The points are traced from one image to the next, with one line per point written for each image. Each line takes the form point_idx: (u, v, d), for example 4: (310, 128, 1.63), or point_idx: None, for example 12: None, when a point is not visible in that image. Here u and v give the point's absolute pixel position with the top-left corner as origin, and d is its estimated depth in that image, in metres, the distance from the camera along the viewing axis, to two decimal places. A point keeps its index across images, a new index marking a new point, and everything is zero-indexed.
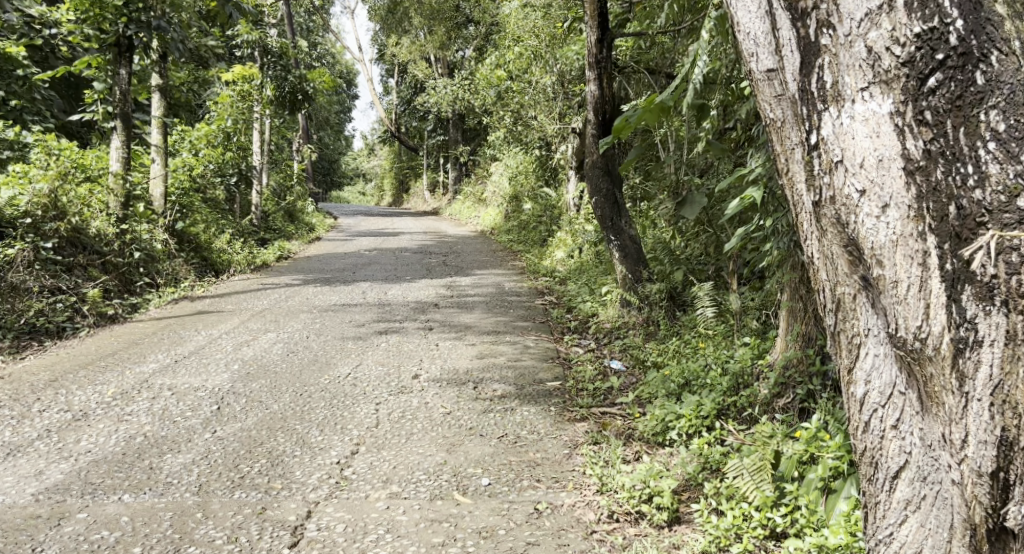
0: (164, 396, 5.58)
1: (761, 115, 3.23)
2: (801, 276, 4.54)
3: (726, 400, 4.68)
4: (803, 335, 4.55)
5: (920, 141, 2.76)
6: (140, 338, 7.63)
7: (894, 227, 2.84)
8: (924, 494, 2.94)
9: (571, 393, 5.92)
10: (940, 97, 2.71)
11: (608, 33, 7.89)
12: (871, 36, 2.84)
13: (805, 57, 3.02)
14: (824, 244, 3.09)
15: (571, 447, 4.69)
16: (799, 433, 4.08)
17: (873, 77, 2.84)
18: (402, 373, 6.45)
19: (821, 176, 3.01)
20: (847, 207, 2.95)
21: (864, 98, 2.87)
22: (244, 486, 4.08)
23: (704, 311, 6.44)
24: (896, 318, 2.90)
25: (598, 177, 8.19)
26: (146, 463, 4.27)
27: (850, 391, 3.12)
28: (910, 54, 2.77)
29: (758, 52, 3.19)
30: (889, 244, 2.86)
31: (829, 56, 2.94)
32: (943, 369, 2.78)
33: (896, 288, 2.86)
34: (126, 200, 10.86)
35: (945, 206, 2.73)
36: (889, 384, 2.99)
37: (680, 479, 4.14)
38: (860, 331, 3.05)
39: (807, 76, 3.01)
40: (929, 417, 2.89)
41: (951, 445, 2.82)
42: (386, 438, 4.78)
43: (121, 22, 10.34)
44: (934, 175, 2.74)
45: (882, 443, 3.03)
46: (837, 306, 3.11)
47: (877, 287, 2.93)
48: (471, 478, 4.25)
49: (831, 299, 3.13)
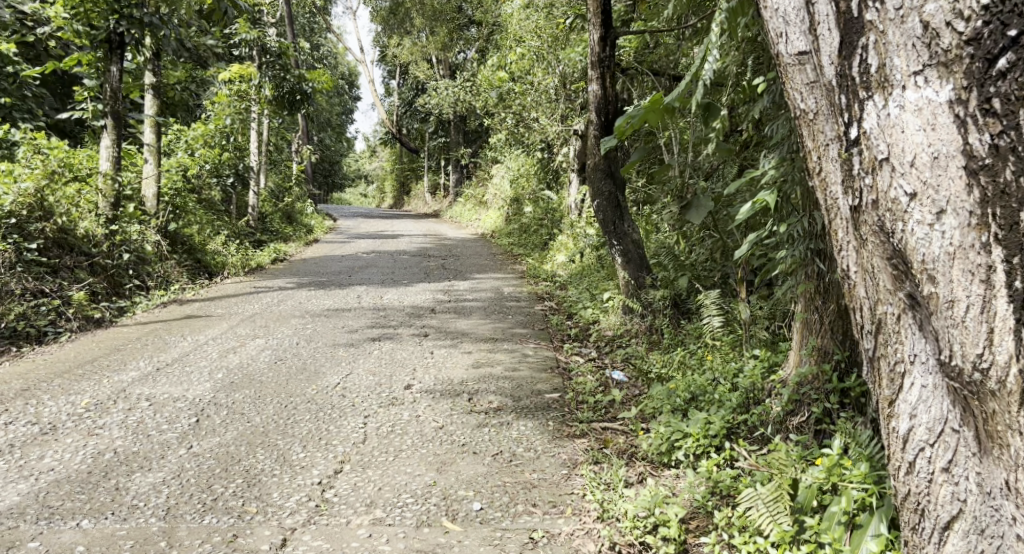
0: (141, 407, 5.29)
1: (791, 105, 3.23)
2: (818, 285, 4.26)
3: (736, 418, 4.38)
4: (819, 350, 4.25)
5: (987, 135, 2.65)
6: (123, 343, 7.35)
7: (951, 236, 2.74)
8: (982, 549, 2.86)
9: (570, 406, 5.63)
10: (1011, 82, 2.60)
11: (611, 31, 7.60)
12: (927, 9, 2.73)
13: (846, 36, 2.92)
14: (865, 257, 3.04)
15: (569, 467, 4.40)
16: (819, 459, 3.79)
17: (930, 58, 2.74)
18: (393, 382, 6.16)
19: (862, 176, 2.94)
20: (893, 213, 2.87)
21: (918, 84, 2.76)
22: (216, 510, 3.80)
23: (711, 321, 6.17)
24: (948, 342, 2.81)
25: (600, 179, 7.86)
26: (112, 483, 3.99)
27: (893, 426, 3.06)
28: (976, 30, 2.65)
29: (788, 31, 3.17)
30: (944, 257, 2.76)
31: (875, 35, 2.83)
32: (1010, 407, 2.70)
33: (952, 309, 2.77)
34: (116, 201, 10.58)
35: (1015, 211, 2.63)
36: (940, 420, 2.92)
37: (687, 506, 3.86)
38: (905, 357, 2.98)
39: (848, 58, 2.92)
40: (988, 460, 2.81)
41: (1016, 494, 2.74)
42: (373, 456, 4.49)
43: (112, 18, 10.03)
44: (1003, 175, 2.64)
45: (931, 487, 2.96)
46: (877, 328, 3.05)
47: (928, 306, 2.85)
48: (462, 503, 3.96)
49: (870, 319, 3.07)
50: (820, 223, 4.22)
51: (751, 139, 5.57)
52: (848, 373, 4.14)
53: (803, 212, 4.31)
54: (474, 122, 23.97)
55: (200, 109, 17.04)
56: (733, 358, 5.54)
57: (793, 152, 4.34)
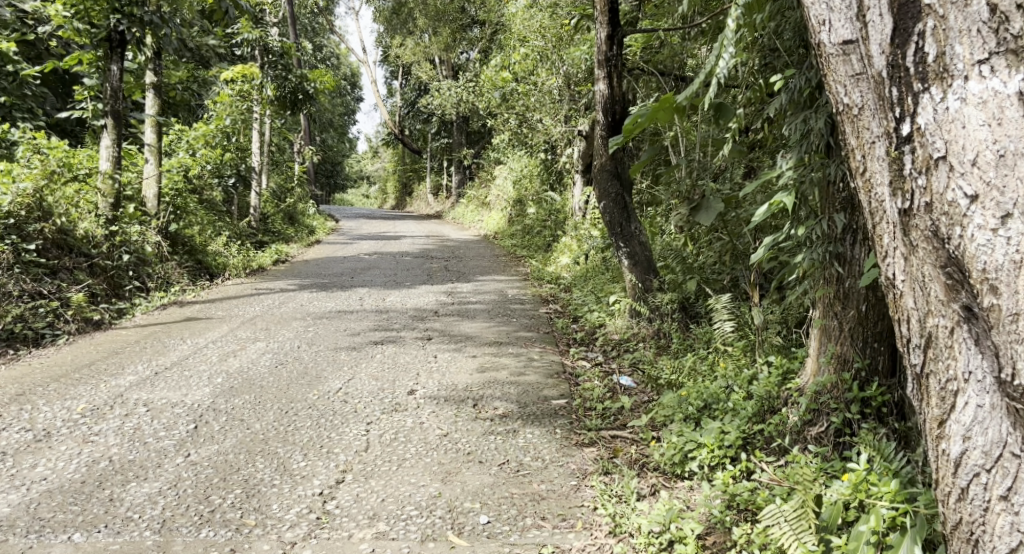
0: (138, 413, 5.15)
1: (832, 99, 3.09)
2: (837, 291, 4.13)
3: (753, 428, 4.25)
4: (838, 358, 4.13)
5: None
6: (121, 346, 7.19)
7: (1017, 242, 2.67)
8: None
9: (578, 413, 5.50)
10: None
11: (619, 29, 7.48)
12: None
13: (900, 22, 2.83)
14: (914, 264, 2.92)
15: (579, 477, 4.27)
16: (843, 473, 3.65)
17: (997, 45, 2.67)
18: (396, 388, 6.03)
19: (915, 176, 2.85)
20: (952, 216, 2.77)
21: (983, 75, 2.69)
22: (213, 524, 3.66)
23: (722, 326, 6.04)
24: (1011, 358, 2.72)
25: (607, 180, 7.71)
26: (107, 493, 3.86)
27: (942, 448, 2.92)
28: None
29: (832, 19, 3.04)
30: (1009, 265, 2.68)
31: (935, 20, 2.75)
32: None
33: (1017, 321, 2.68)
34: (117, 201, 10.43)
35: None
36: (997, 443, 2.78)
37: (704, 522, 3.74)
38: (958, 375, 2.84)
39: (902, 46, 2.83)
40: None
41: None
42: (376, 466, 4.36)
43: (113, 16, 9.89)
44: None
45: (987, 517, 2.80)
46: (927, 342, 2.92)
47: (988, 318, 2.75)
48: (468, 516, 3.83)
49: (919, 333, 2.94)
50: (840, 227, 4.08)
51: (765, 140, 5.43)
52: (870, 383, 4.02)
53: (821, 214, 4.18)
54: (477, 123, 23.83)
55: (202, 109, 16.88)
56: (746, 364, 5.40)
57: (811, 154, 4.20)
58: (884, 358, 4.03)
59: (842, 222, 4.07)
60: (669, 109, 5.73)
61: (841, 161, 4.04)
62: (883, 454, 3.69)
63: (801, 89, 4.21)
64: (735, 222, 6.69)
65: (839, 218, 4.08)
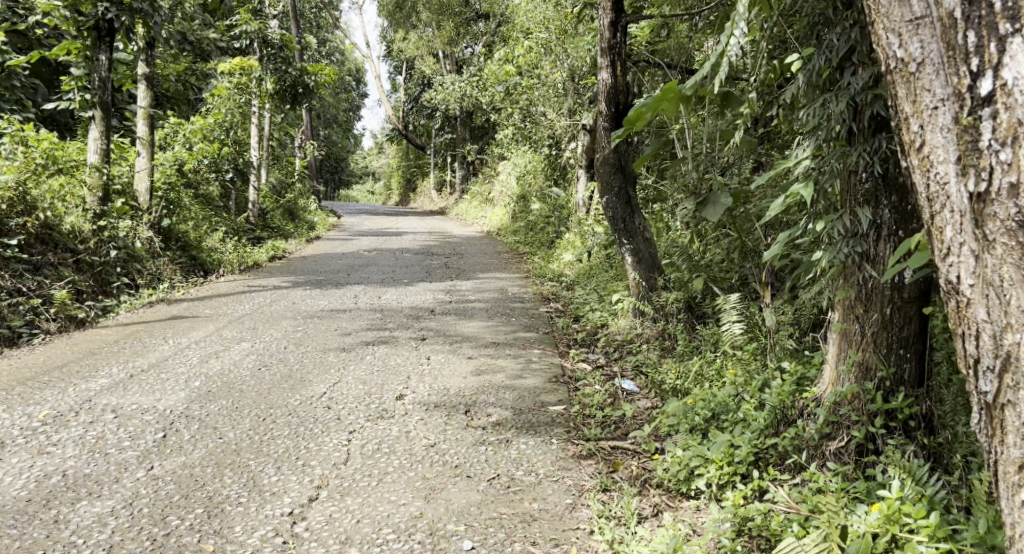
0: (105, 420, 4.79)
1: (885, 58, 2.88)
2: (859, 293, 3.78)
3: (766, 441, 3.87)
4: (859, 365, 3.77)
5: None
6: (98, 346, 6.83)
7: None
8: None
9: (577, 421, 5.15)
10: None
11: (623, 15, 7.09)
12: None
13: None
14: (989, 258, 2.70)
15: (575, 494, 3.95)
16: (872, 501, 3.34)
17: None
18: (384, 392, 5.68)
19: (995, 147, 2.64)
20: None
21: None
22: (165, 550, 3.44)
23: (731, 328, 5.69)
24: None
25: (610, 174, 7.33)
26: (52, 514, 3.63)
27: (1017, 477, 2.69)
28: None
29: None
30: None
31: None
32: None
33: None
34: (105, 194, 10.04)
35: None
36: None
37: (711, 550, 3.41)
38: None
39: None
40: None
41: None
42: (353, 481, 4.05)
43: (100, 5, 9.43)
44: None
45: None
46: (1002, 352, 2.70)
47: None
48: (451, 540, 3.57)
49: (992, 345, 2.71)
50: (864, 223, 3.72)
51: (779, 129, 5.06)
52: (895, 395, 3.68)
53: (843, 208, 3.81)
54: (483, 118, 23.40)
55: (200, 103, 16.49)
56: (758, 369, 5.04)
57: (829, 143, 3.84)
58: (911, 366, 3.70)
59: (866, 218, 3.71)
60: (675, 98, 5.38)
61: (864, 150, 3.68)
62: (914, 477, 3.39)
63: (820, 70, 3.83)
64: (745, 218, 6.30)
65: (863, 213, 3.72)
